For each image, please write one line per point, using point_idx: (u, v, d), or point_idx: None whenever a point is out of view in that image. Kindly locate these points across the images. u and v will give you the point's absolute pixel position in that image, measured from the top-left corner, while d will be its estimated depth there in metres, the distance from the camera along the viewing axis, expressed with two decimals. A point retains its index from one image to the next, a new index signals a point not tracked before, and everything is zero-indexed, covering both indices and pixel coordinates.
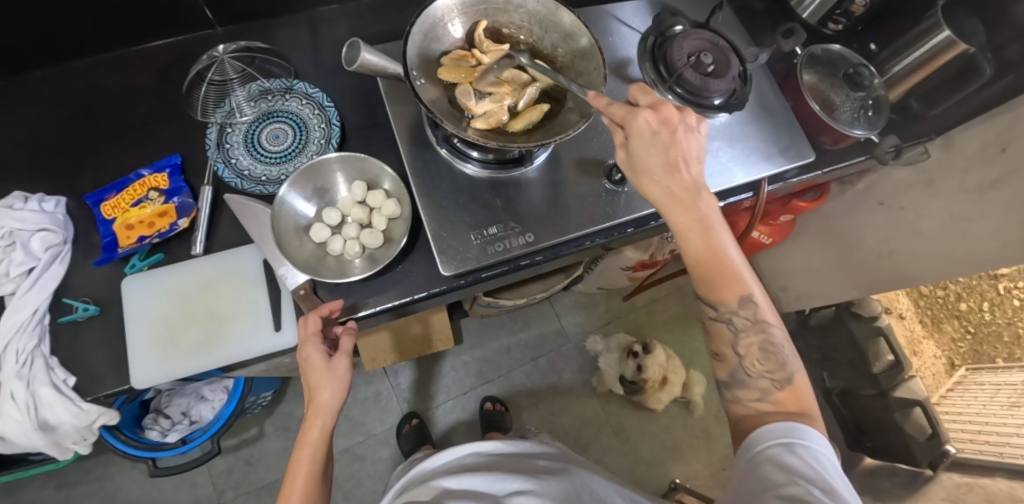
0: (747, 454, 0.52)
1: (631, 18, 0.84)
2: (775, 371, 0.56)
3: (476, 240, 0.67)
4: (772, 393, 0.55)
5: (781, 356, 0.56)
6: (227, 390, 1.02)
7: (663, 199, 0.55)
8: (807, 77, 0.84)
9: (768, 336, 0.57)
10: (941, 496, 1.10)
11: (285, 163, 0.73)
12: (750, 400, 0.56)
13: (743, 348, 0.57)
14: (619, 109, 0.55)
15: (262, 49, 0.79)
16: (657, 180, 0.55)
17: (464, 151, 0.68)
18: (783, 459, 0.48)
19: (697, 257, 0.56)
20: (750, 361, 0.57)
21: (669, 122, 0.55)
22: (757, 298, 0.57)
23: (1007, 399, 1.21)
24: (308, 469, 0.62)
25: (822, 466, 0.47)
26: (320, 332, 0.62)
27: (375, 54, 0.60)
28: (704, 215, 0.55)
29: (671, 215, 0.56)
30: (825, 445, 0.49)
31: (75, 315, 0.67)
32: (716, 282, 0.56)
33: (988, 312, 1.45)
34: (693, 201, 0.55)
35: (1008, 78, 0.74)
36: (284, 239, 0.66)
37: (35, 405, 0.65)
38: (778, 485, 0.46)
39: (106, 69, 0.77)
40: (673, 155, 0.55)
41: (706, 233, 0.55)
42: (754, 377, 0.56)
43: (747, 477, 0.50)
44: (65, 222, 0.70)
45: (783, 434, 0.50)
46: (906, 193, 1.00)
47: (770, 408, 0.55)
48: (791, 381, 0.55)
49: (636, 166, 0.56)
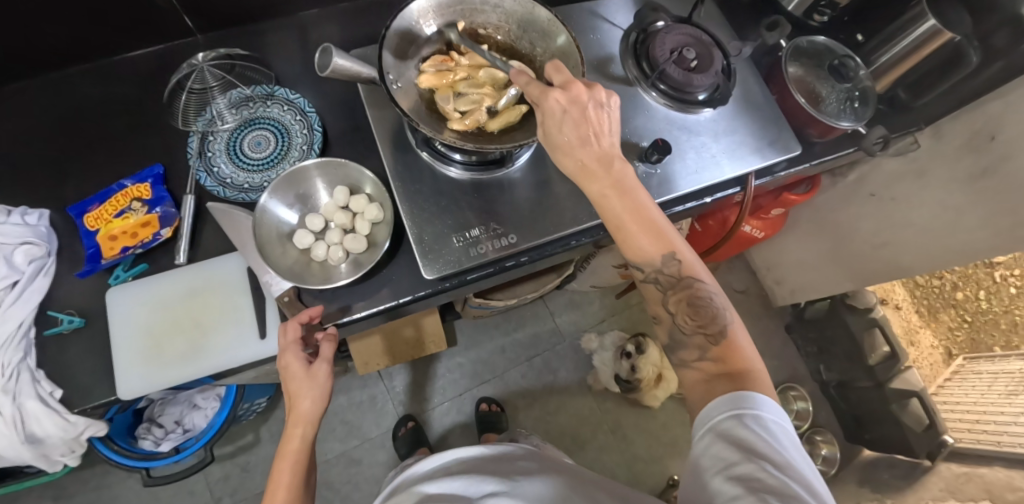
0: (698, 429, 0.49)
1: (614, 15, 0.83)
2: (707, 325, 0.54)
3: (458, 242, 0.67)
4: (709, 350, 0.53)
5: (711, 308, 0.54)
6: (220, 398, 1.02)
7: (578, 171, 0.54)
8: (793, 70, 0.83)
9: (697, 291, 0.54)
10: (939, 486, 1.09)
11: (268, 171, 0.72)
12: (693, 362, 0.54)
13: (673, 305, 0.56)
14: (533, 89, 0.54)
15: (242, 57, 0.78)
16: (570, 150, 0.54)
17: (446, 154, 0.68)
18: (732, 435, 0.46)
19: (615, 223, 0.54)
20: (682, 318, 0.55)
21: (578, 98, 0.53)
22: (683, 255, 0.54)
23: (1005, 387, 1.20)
24: (289, 480, 0.61)
25: (774, 437, 0.45)
26: (299, 339, 0.62)
27: (348, 59, 0.60)
28: (617, 183, 0.54)
29: (585, 184, 0.54)
30: (777, 411, 0.46)
31: (61, 327, 0.67)
32: (638, 246, 0.54)
33: (985, 300, 1.46)
34: (606, 166, 0.54)
35: (995, 65, 0.74)
36: (266, 247, 0.66)
37: (22, 418, 0.65)
38: (730, 465, 0.44)
39: (87, 79, 0.77)
40: (585, 129, 0.53)
41: (623, 198, 0.54)
42: (690, 334, 0.54)
43: (699, 454, 0.48)
44: (48, 235, 0.70)
45: (731, 406, 0.47)
46: (897, 184, 1.00)
47: (710, 367, 0.52)
48: (725, 335, 0.53)
49: (551, 140, 0.54)
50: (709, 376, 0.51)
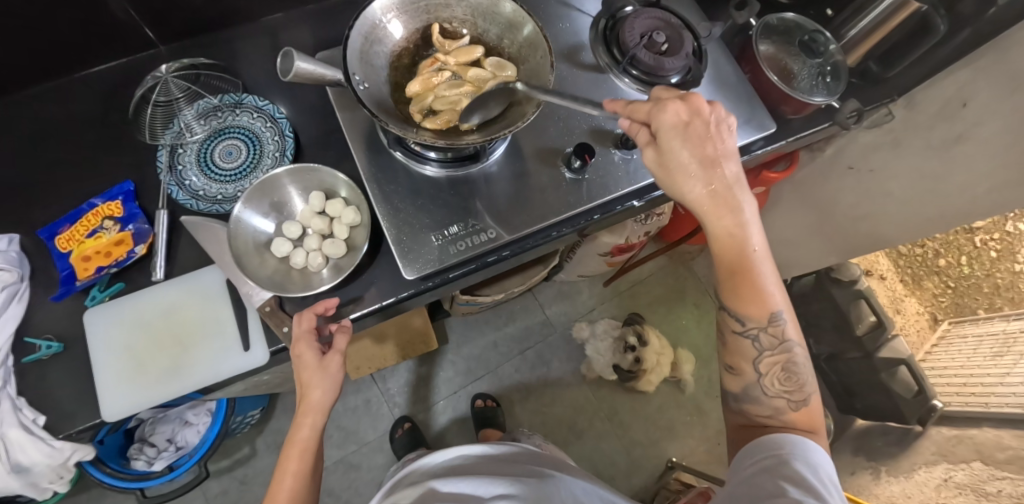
0: (744, 462, 0.53)
1: (583, 2, 0.82)
2: (794, 392, 0.56)
3: (437, 240, 0.66)
4: (785, 413, 0.56)
5: (802, 379, 0.57)
6: (211, 413, 1.01)
7: (701, 201, 0.54)
8: (764, 48, 0.83)
9: (792, 356, 0.57)
10: (931, 450, 1.12)
11: (240, 181, 0.71)
12: (761, 416, 0.58)
13: (765, 365, 0.57)
14: (643, 108, 0.55)
15: (206, 65, 0.77)
16: (694, 179, 0.54)
17: (421, 153, 0.67)
18: (778, 470, 0.49)
19: (730, 261, 0.56)
20: (770, 380, 0.57)
21: (704, 116, 0.54)
22: (788, 318, 0.57)
23: (990, 349, 1.23)
24: (296, 468, 0.63)
25: (819, 477, 0.49)
26: (313, 329, 0.62)
27: (310, 62, 0.58)
28: (742, 218, 0.55)
29: (704, 217, 0.55)
30: (821, 457, 0.51)
31: (39, 354, 0.66)
32: (748, 293, 0.56)
33: (967, 266, 1.45)
34: (733, 207, 0.55)
35: (964, 32, 0.74)
36: (244, 258, 0.65)
37: (6, 448, 0.64)
38: (772, 495, 0.48)
39: (49, 99, 0.75)
40: (710, 157, 0.54)
41: (741, 241, 0.55)
42: (772, 396, 0.57)
43: (744, 484, 0.51)
44: (19, 259, 0.68)
45: (781, 445, 0.52)
46: (874, 155, 1.00)
47: (782, 426, 0.56)
48: (807, 403, 0.56)
49: (665, 165, 0.54)
50: (760, 424, 0.58)
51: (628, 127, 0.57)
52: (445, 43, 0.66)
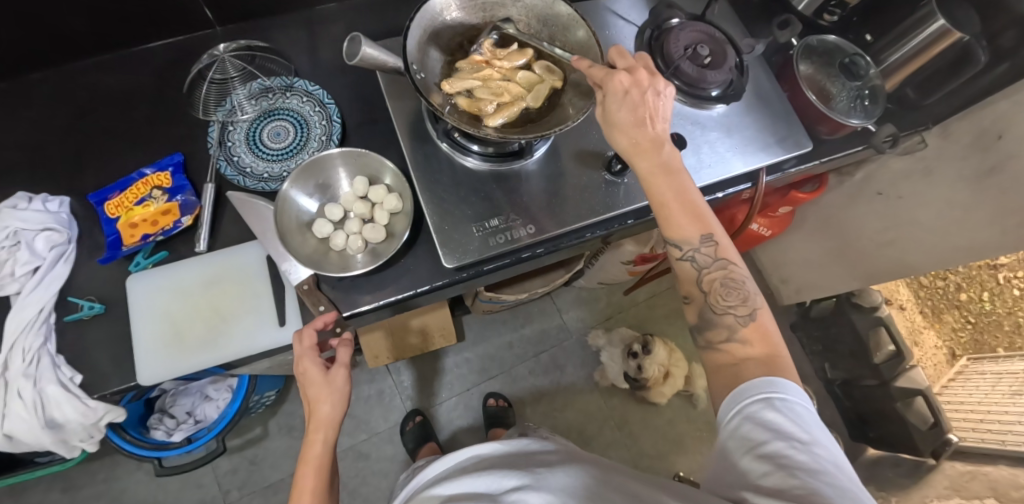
0: (724, 414, 0.50)
1: (628, 11, 0.84)
2: (738, 307, 0.56)
3: (477, 232, 0.68)
4: (739, 331, 0.55)
5: (743, 290, 0.57)
6: (231, 389, 1.03)
7: (630, 148, 0.57)
8: (803, 68, 0.84)
9: (729, 272, 0.57)
10: (944, 484, 1.10)
11: (287, 160, 0.73)
12: (720, 343, 0.55)
13: (706, 284, 0.58)
14: (598, 71, 0.57)
15: (261, 49, 0.80)
16: (622, 131, 0.56)
17: (465, 145, 0.68)
18: (760, 417, 0.46)
19: (661, 200, 0.57)
20: (715, 298, 0.57)
21: (640, 83, 0.56)
22: (721, 237, 0.57)
23: (1008, 387, 1.22)
24: (313, 484, 0.62)
25: (800, 417, 0.46)
26: (314, 345, 0.64)
27: (376, 48, 0.61)
28: (666, 161, 0.56)
29: (634, 161, 0.57)
30: (801, 392, 0.48)
31: (81, 313, 0.67)
32: (679, 225, 0.56)
33: (988, 302, 1.46)
34: (660, 148, 0.56)
35: (1004, 65, 0.74)
36: (287, 235, 0.66)
37: (42, 404, 0.65)
38: (757, 446, 0.45)
39: (107, 70, 0.78)
40: (643, 112, 0.55)
41: (671, 177, 0.56)
42: (720, 314, 0.56)
43: (728, 436, 0.48)
44: (69, 222, 0.70)
45: (760, 389, 0.48)
46: (904, 182, 1.00)
47: (739, 348, 0.54)
48: (753, 317, 0.55)
49: (608, 119, 0.57)
50: (737, 358, 0.53)
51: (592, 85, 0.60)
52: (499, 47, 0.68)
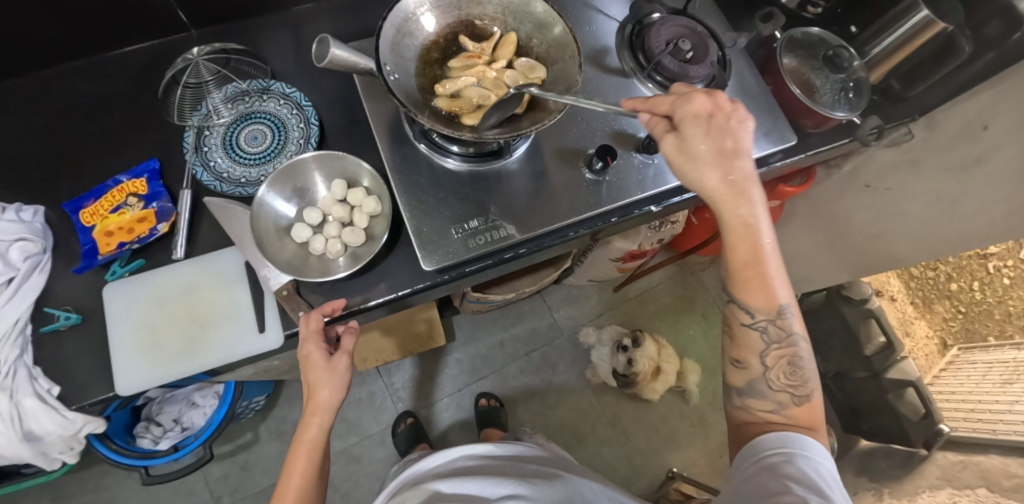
0: (747, 465, 0.53)
1: (609, 7, 0.83)
2: (797, 387, 0.56)
3: (457, 233, 0.67)
4: (788, 407, 0.56)
5: (804, 373, 0.57)
6: (218, 396, 1.02)
7: (720, 191, 0.55)
8: (788, 61, 0.83)
9: (797, 350, 0.57)
10: (936, 474, 1.10)
11: (264, 165, 0.72)
12: (761, 410, 0.58)
13: (773, 358, 0.57)
14: (665, 101, 0.57)
15: (237, 51, 0.79)
16: (710, 166, 0.55)
17: (443, 145, 0.68)
18: (782, 467, 0.50)
19: (742, 259, 0.55)
20: (774, 373, 0.57)
21: (722, 108, 0.55)
22: (794, 312, 0.57)
23: (999, 376, 1.22)
24: (303, 468, 0.62)
25: (821, 475, 0.49)
26: (321, 329, 0.63)
27: (345, 50, 0.60)
28: (751, 215, 0.55)
29: (720, 210, 0.55)
30: (826, 457, 0.51)
31: (58, 324, 0.66)
32: (758, 291, 0.56)
33: (979, 291, 1.47)
34: (749, 199, 0.55)
35: (988, 55, 0.73)
36: (265, 241, 0.66)
37: (20, 416, 0.64)
38: (774, 491, 0.47)
39: (80, 76, 0.76)
40: (728, 146, 0.55)
41: (754, 234, 0.55)
42: (777, 390, 0.57)
43: (747, 484, 0.51)
44: (44, 231, 0.69)
45: (784, 444, 0.52)
46: (892, 174, 0.99)
47: (782, 421, 0.56)
48: (809, 398, 0.56)
49: (686, 151, 0.56)
50: (768, 422, 0.57)
51: (650, 122, 0.59)
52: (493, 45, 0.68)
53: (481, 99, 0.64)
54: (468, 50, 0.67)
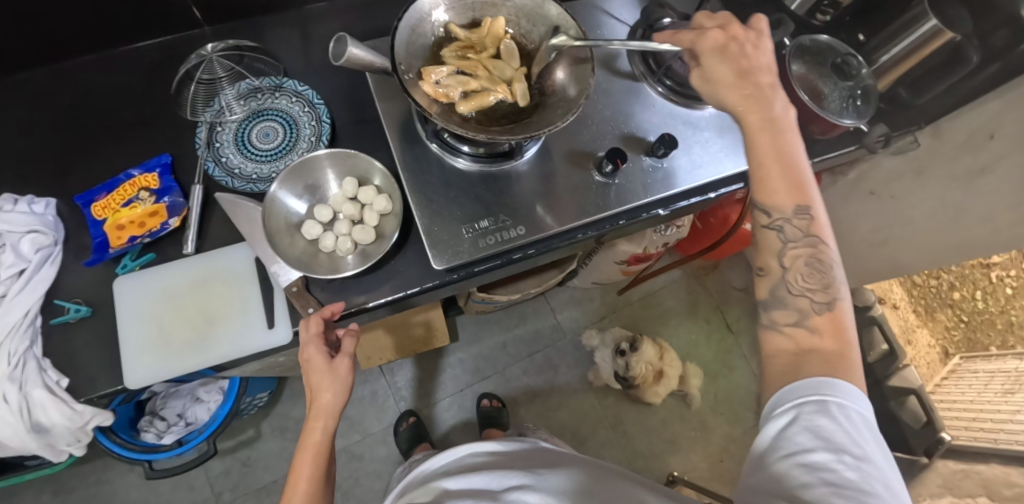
0: (768, 407, 0.46)
1: (620, 11, 0.84)
2: (818, 290, 0.50)
3: (467, 233, 0.67)
4: (811, 318, 0.48)
5: (828, 276, 0.50)
6: (222, 391, 1.02)
7: (737, 103, 0.54)
8: (796, 67, 0.83)
9: (818, 250, 0.51)
10: (936, 483, 1.12)
11: (276, 162, 0.73)
12: (784, 325, 0.50)
13: (790, 259, 0.51)
14: (687, 35, 0.58)
15: (250, 48, 0.79)
16: (729, 86, 0.55)
17: (455, 145, 0.68)
18: (813, 421, 0.42)
19: (763, 160, 0.52)
20: (793, 276, 0.51)
21: (736, 37, 0.56)
22: (819, 211, 0.51)
23: (1001, 385, 1.22)
24: (309, 472, 0.62)
25: (855, 426, 0.42)
26: (321, 334, 0.63)
27: (363, 48, 0.61)
28: (775, 117, 0.52)
29: (742, 114, 0.54)
30: (859, 395, 0.43)
31: (67, 316, 0.67)
32: (774, 187, 0.51)
33: (981, 300, 1.48)
34: (770, 103, 0.53)
35: (994, 66, 0.74)
36: (275, 237, 0.66)
37: (28, 407, 0.65)
38: (801, 453, 0.42)
39: (94, 70, 0.77)
40: (743, 64, 0.54)
41: (775, 132, 0.52)
42: (795, 295, 0.50)
43: (770, 434, 0.45)
44: (55, 224, 0.70)
45: (814, 390, 0.43)
46: (897, 182, 0.99)
47: (805, 334, 0.48)
48: (832, 306, 0.49)
49: (707, 77, 0.56)
50: (801, 349, 0.47)
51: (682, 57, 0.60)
52: (483, 35, 0.67)
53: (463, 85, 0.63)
54: (461, 40, 0.67)
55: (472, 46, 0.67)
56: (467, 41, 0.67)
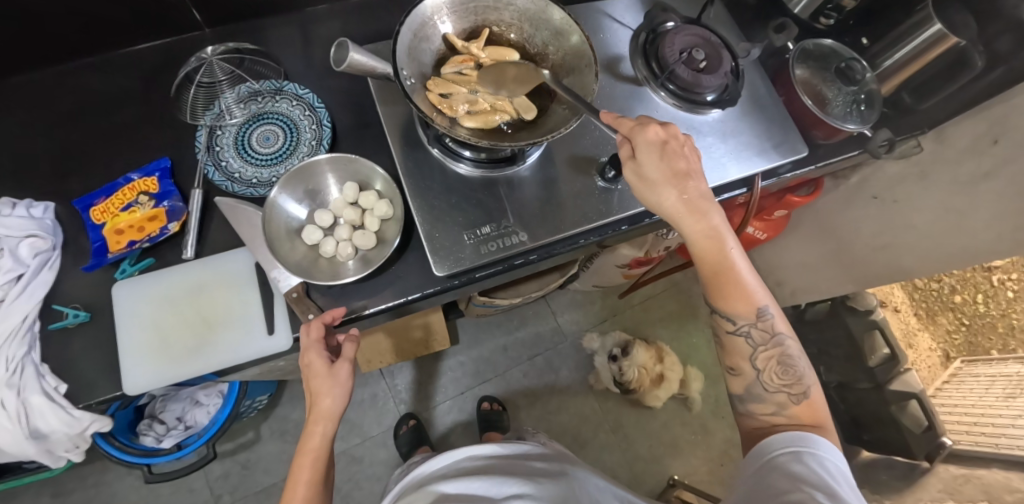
0: (753, 463, 0.53)
1: (623, 15, 0.83)
2: (793, 386, 0.56)
3: (469, 239, 0.67)
4: (788, 407, 0.56)
5: (798, 370, 0.57)
6: (222, 395, 1.02)
7: (675, 209, 0.57)
8: (800, 72, 0.83)
9: (785, 348, 0.58)
10: (937, 487, 1.09)
11: (276, 165, 0.72)
12: (763, 414, 0.58)
13: (762, 361, 0.58)
14: (627, 122, 0.58)
15: (250, 51, 0.79)
16: (666, 189, 0.57)
17: (457, 151, 0.68)
18: (788, 467, 0.49)
19: (712, 269, 0.57)
20: (767, 375, 0.58)
21: (676, 137, 0.58)
22: (775, 312, 0.58)
23: (1002, 390, 1.22)
24: (309, 476, 0.62)
25: (828, 470, 0.48)
26: (322, 338, 0.62)
27: (363, 53, 0.61)
28: (715, 226, 0.57)
29: (682, 224, 0.57)
30: (834, 452, 0.50)
31: (66, 321, 0.66)
32: (728, 296, 0.57)
33: (982, 304, 1.46)
34: (707, 213, 0.57)
35: (999, 70, 0.73)
36: (276, 243, 0.65)
37: (26, 414, 0.64)
38: (781, 492, 0.47)
39: (93, 72, 0.76)
40: (679, 172, 0.57)
41: (718, 244, 0.57)
42: (772, 392, 0.57)
43: (755, 484, 0.51)
44: (54, 228, 0.69)
45: (792, 443, 0.51)
46: (900, 186, 0.99)
47: (784, 421, 0.56)
48: (807, 395, 0.56)
49: (644, 177, 0.58)
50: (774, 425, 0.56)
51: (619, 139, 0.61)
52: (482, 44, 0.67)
53: (469, 104, 0.63)
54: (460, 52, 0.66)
55: (472, 56, 0.66)
56: (466, 52, 0.66)
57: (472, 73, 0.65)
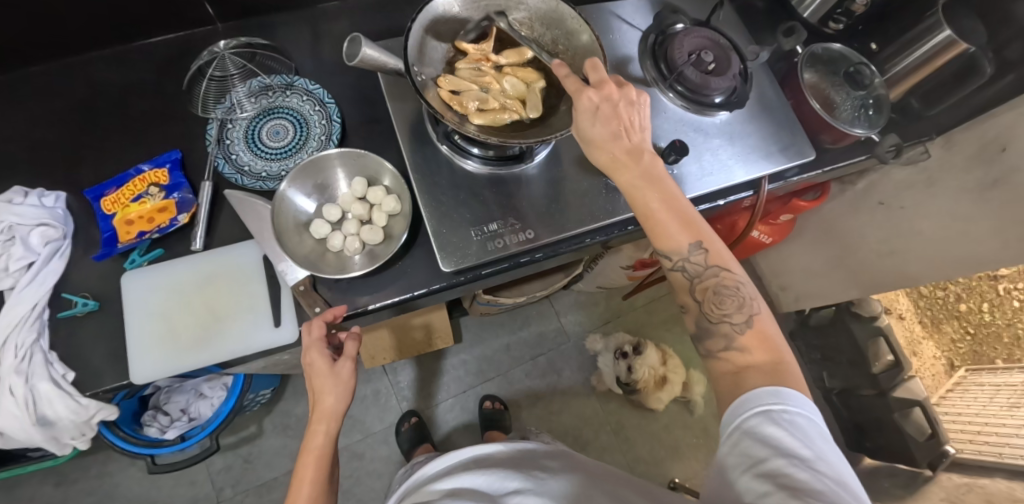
0: (724, 425, 0.49)
1: (633, 17, 0.84)
2: (734, 314, 0.54)
3: (476, 236, 0.67)
4: (738, 339, 0.53)
5: (739, 296, 0.54)
6: (226, 387, 1.02)
7: (607, 162, 0.57)
8: (808, 76, 0.83)
9: (723, 278, 0.55)
10: (939, 496, 1.08)
11: (285, 160, 0.72)
12: (719, 351, 0.54)
13: (700, 293, 0.56)
14: (572, 82, 0.57)
15: (262, 46, 0.79)
16: (601, 145, 0.56)
17: (465, 148, 0.69)
18: (760, 431, 0.46)
19: (646, 212, 0.56)
20: (710, 307, 0.55)
21: (611, 97, 0.56)
22: (711, 247, 0.55)
23: (1007, 399, 1.21)
24: (313, 474, 0.62)
25: (803, 430, 0.45)
26: (324, 336, 0.63)
27: (376, 49, 0.61)
28: (646, 174, 0.56)
29: (614, 175, 0.57)
30: (804, 402, 0.47)
31: (74, 310, 0.67)
32: (668, 236, 0.55)
33: (988, 313, 1.45)
34: (638, 161, 0.56)
35: (1008, 77, 0.73)
36: (284, 235, 0.66)
37: (33, 400, 0.64)
38: (758, 463, 0.45)
39: (106, 64, 0.77)
40: (616, 124, 0.56)
41: (655, 189, 0.56)
42: (716, 323, 0.55)
43: (728, 451, 0.48)
44: (64, 217, 0.70)
45: (761, 401, 0.47)
46: (907, 193, 0.99)
47: (738, 355, 0.52)
48: (751, 323, 0.53)
49: (583, 134, 0.57)
50: (738, 367, 0.51)
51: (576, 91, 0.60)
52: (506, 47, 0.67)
53: (479, 102, 0.64)
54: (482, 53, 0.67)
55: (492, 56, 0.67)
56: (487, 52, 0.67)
57: (489, 72, 0.65)
